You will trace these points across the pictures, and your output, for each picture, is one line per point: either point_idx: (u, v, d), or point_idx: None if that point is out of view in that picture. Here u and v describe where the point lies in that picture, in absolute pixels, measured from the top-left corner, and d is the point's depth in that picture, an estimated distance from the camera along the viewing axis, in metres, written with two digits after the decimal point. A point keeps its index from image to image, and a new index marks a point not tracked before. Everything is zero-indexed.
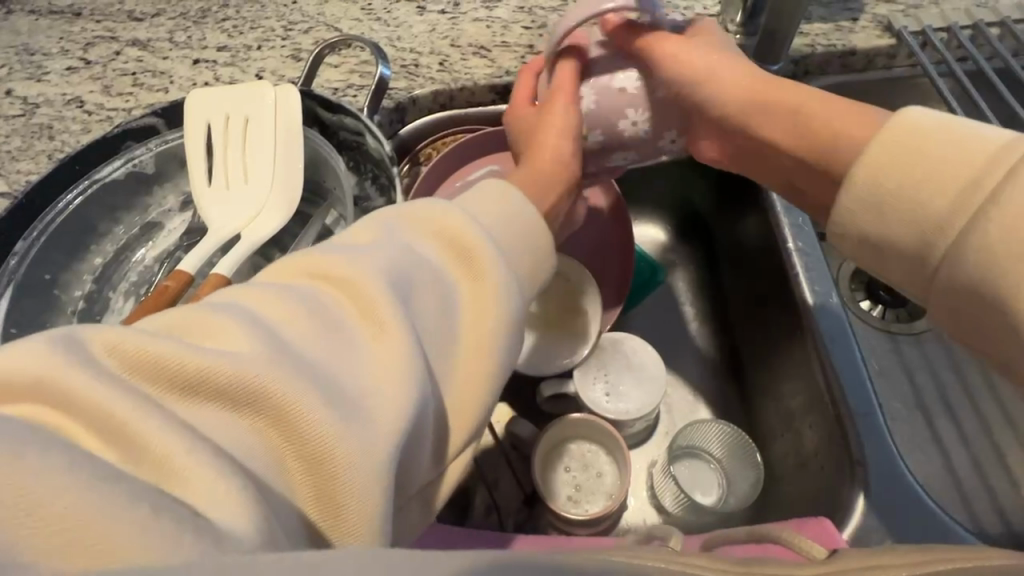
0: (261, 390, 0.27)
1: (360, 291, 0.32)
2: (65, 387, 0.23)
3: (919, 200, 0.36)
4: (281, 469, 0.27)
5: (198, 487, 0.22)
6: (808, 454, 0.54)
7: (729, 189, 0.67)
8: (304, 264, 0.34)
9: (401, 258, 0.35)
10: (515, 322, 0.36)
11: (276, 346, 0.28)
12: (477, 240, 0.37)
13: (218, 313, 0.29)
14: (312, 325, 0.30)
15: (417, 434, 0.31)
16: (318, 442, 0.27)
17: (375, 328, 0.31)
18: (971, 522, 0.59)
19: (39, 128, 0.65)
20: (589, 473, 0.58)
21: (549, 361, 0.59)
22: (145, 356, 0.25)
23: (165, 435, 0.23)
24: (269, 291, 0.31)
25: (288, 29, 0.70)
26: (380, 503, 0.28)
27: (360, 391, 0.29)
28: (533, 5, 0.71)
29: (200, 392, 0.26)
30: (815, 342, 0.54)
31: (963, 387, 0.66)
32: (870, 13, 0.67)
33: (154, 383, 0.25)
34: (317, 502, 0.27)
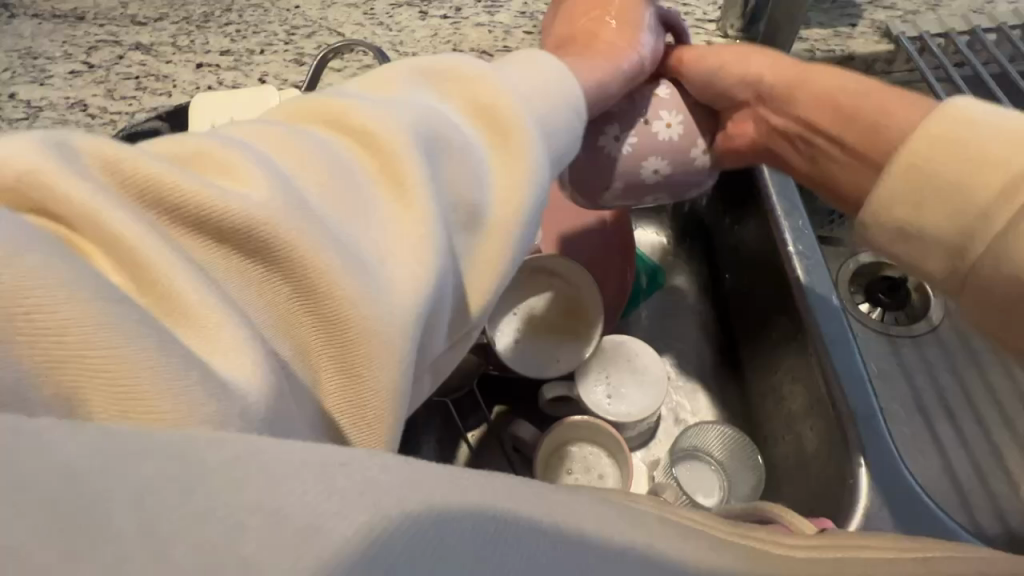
0: (280, 235, 0.26)
1: (381, 149, 0.31)
2: (63, 206, 0.23)
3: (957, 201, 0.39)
4: (290, 318, 0.27)
5: (210, 334, 0.23)
6: (809, 456, 0.55)
7: (731, 192, 0.67)
8: (323, 109, 0.33)
9: (425, 114, 0.33)
10: (535, 201, 0.36)
11: (293, 196, 0.27)
12: (505, 108, 0.36)
13: (227, 143, 0.28)
14: (327, 178, 0.29)
15: (437, 304, 0.31)
16: (339, 296, 0.27)
17: (395, 189, 0.31)
18: (971, 524, 0.59)
19: (43, 131, 0.65)
20: (591, 475, 0.58)
21: (551, 363, 0.60)
22: (149, 184, 0.25)
23: (173, 268, 0.23)
24: (282, 132, 0.30)
25: (290, 33, 0.71)
26: (389, 364, 0.29)
27: (375, 253, 0.29)
28: (534, 11, 0.71)
29: (210, 230, 0.26)
30: (815, 345, 0.54)
31: (962, 389, 0.67)
32: (868, 18, 0.67)
33: (159, 215, 0.25)
34: (325, 355, 0.28)
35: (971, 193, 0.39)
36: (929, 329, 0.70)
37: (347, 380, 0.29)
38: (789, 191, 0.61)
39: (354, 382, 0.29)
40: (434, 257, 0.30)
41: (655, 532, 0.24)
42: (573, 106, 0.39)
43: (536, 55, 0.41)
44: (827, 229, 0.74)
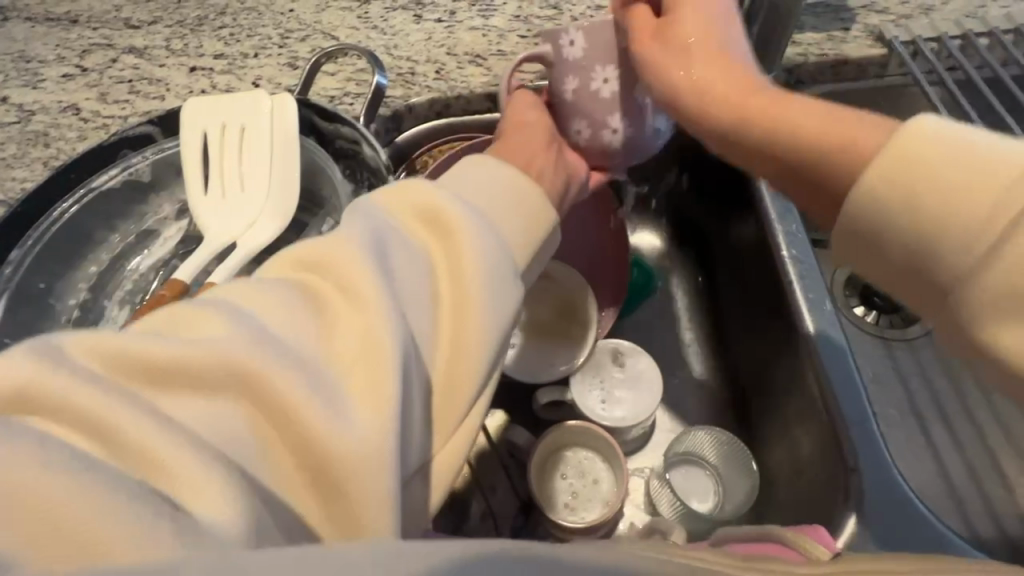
0: (242, 372, 0.28)
1: (339, 273, 0.33)
2: (48, 392, 0.25)
3: (938, 232, 0.31)
4: (267, 450, 0.28)
5: (176, 477, 0.23)
6: (804, 463, 0.54)
7: (726, 196, 0.67)
8: (289, 258, 0.35)
9: (377, 235, 0.35)
10: (498, 289, 0.36)
11: (256, 334, 0.29)
12: (447, 209, 0.37)
13: (200, 305, 0.31)
14: (288, 312, 0.31)
15: (405, 405, 0.31)
16: (301, 420, 0.28)
17: (351, 306, 0.32)
18: (966, 528, 0.59)
19: (35, 135, 0.64)
20: (586, 480, 0.58)
21: (546, 368, 0.59)
22: (129, 354, 0.27)
23: (143, 424, 0.24)
24: (248, 285, 0.33)
25: (284, 37, 0.71)
26: (372, 482, 0.28)
27: (336, 374, 0.30)
28: (529, 14, 0.71)
29: (184, 384, 0.27)
30: (808, 350, 0.54)
31: (957, 393, 0.67)
32: (861, 23, 0.67)
33: (140, 382, 0.27)
34: (305, 484, 0.28)
35: (943, 239, 0.31)
36: (924, 332, 0.70)
37: (333, 504, 0.28)
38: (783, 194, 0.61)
39: (343, 502, 0.28)
40: (391, 362, 0.30)
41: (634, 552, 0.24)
42: (533, 196, 0.41)
43: (471, 163, 0.43)
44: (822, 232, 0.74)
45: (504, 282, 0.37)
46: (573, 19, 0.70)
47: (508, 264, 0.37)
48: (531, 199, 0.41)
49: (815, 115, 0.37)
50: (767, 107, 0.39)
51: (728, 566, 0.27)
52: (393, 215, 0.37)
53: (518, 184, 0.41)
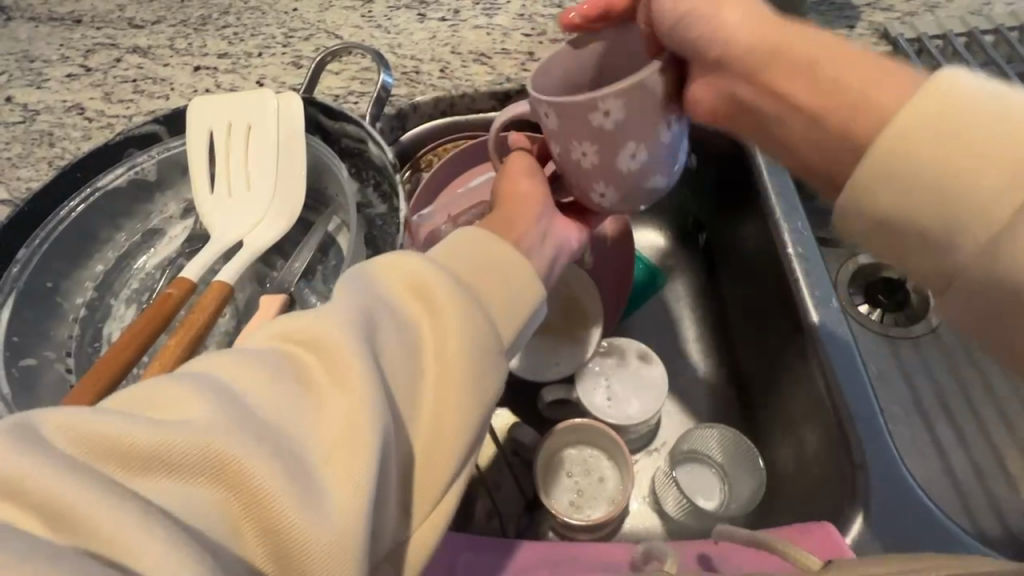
0: (217, 462, 0.26)
1: (325, 351, 0.32)
2: (8, 469, 0.23)
3: (961, 196, 0.32)
4: (238, 540, 0.26)
5: (142, 556, 0.21)
6: (809, 459, 0.54)
7: (730, 194, 0.67)
8: (279, 326, 0.34)
9: (366, 309, 0.34)
10: (481, 368, 0.35)
11: (233, 417, 0.28)
12: (437, 281, 0.36)
13: (179, 380, 0.29)
14: (270, 392, 0.30)
15: (381, 487, 0.30)
16: (275, 510, 0.27)
17: (333, 386, 0.31)
18: (970, 524, 0.59)
19: (40, 135, 0.65)
20: (592, 478, 0.58)
21: (551, 367, 0.60)
22: (99, 432, 0.25)
23: (111, 508, 0.22)
24: (233, 357, 0.31)
25: (289, 36, 0.71)
26: (341, 571, 0.27)
27: (312, 457, 0.28)
28: (533, 13, 0.71)
29: (156, 466, 0.26)
30: (815, 347, 0.54)
31: (962, 391, 0.67)
32: (866, 20, 0.67)
33: (108, 463, 0.25)
34: (277, 574, 0.27)
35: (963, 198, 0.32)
36: (928, 330, 0.70)
37: None
38: (789, 193, 0.61)
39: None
40: (370, 452, 0.29)
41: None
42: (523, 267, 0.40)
43: (456, 232, 0.41)
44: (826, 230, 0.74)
45: (492, 357, 0.35)
46: None
47: (495, 338, 0.36)
48: (520, 261, 0.40)
49: (838, 62, 0.38)
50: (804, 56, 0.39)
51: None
52: (384, 284, 0.36)
53: (505, 249, 0.40)
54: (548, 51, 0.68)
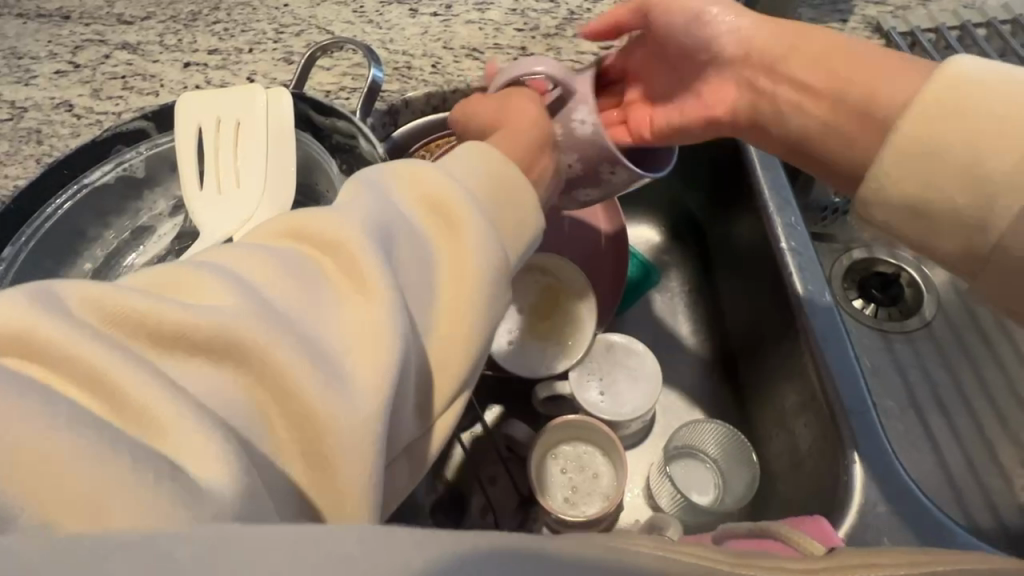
0: (244, 344, 0.27)
1: (341, 250, 0.32)
2: (43, 338, 0.23)
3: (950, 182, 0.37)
4: (262, 422, 0.27)
5: (178, 439, 0.23)
6: (803, 454, 0.54)
7: (723, 189, 0.67)
8: (288, 224, 0.33)
9: (377, 215, 0.34)
10: (497, 279, 0.35)
11: (259, 306, 0.28)
12: (454, 200, 0.36)
13: (197, 268, 0.29)
14: (293, 285, 0.30)
15: (402, 385, 0.31)
16: (302, 394, 0.27)
17: (353, 285, 0.31)
18: (963, 516, 0.59)
19: (28, 132, 0.64)
20: (586, 474, 0.58)
21: (542, 365, 0.59)
22: (122, 312, 0.26)
23: (141, 385, 0.23)
24: (250, 251, 0.31)
25: (279, 31, 0.70)
26: (362, 458, 0.28)
27: (338, 347, 0.29)
28: (525, 7, 0.71)
29: (185, 345, 0.26)
30: (809, 343, 0.54)
31: (955, 384, 0.67)
32: (858, 14, 0.67)
33: (136, 339, 0.26)
34: (299, 455, 0.28)
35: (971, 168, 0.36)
36: (922, 324, 0.70)
37: (321, 479, 0.28)
38: (784, 189, 0.61)
39: (329, 477, 0.28)
40: (394, 346, 0.30)
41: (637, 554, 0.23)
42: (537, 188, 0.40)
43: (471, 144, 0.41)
44: (820, 226, 0.74)
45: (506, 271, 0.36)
46: (570, 14, 0.70)
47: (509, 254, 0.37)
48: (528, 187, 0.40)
49: (861, 63, 0.45)
50: (817, 54, 0.47)
51: (721, 562, 0.26)
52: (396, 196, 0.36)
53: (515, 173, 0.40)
54: (541, 47, 0.68)
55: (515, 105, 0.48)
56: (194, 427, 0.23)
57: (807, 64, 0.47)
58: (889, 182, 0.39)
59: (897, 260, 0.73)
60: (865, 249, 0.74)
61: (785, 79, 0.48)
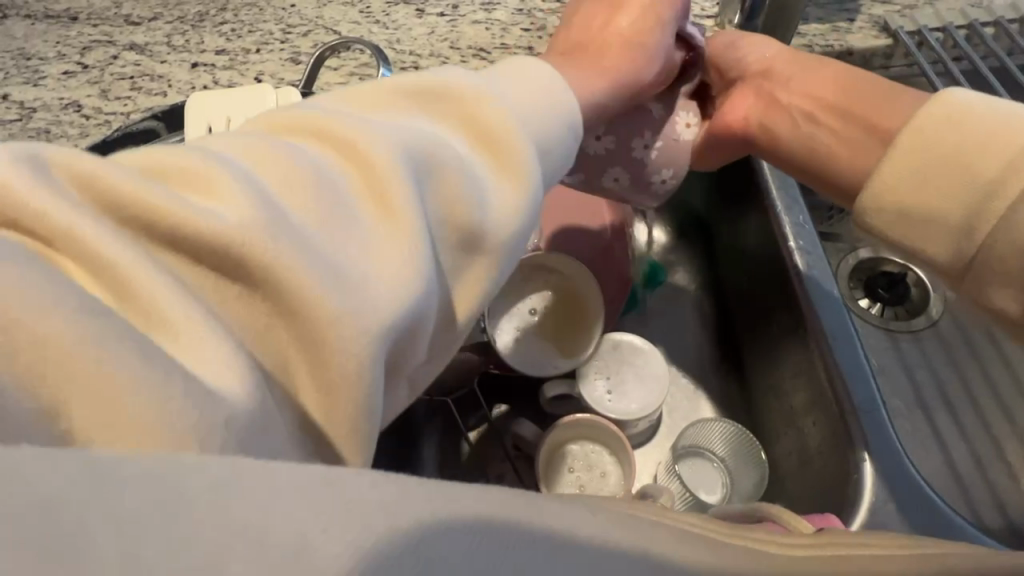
0: (261, 254, 0.26)
1: (369, 167, 0.31)
2: (49, 224, 0.23)
3: (947, 190, 0.41)
4: (270, 332, 0.27)
5: (191, 348, 0.23)
6: (812, 452, 0.54)
7: (729, 189, 0.67)
8: (317, 127, 0.32)
9: (410, 130, 0.33)
10: (523, 226, 0.36)
11: (277, 216, 0.27)
12: (494, 134, 0.35)
13: (210, 162, 0.28)
14: (320, 200, 0.29)
15: (417, 313, 0.31)
16: (317, 312, 0.27)
17: (379, 209, 0.31)
18: (971, 516, 0.59)
19: (37, 132, 0.64)
20: (593, 473, 0.58)
21: (549, 363, 0.59)
22: (131, 201, 0.25)
23: (156, 282, 0.23)
24: (276, 149, 0.30)
25: (286, 32, 0.70)
26: (367, 377, 0.28)
27: (359, 269, 0.29)
28: (532, 8, 0.71)
29: (196, 245, 0.26)
30: (818, 341, 0.54)
31: (962, 383, 0.67)
32: (866, 13, 0.67)
33: (143, 234, 0.25)
34: (301, 366, 0.28)
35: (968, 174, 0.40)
36: (928, 324, 0.70)
37: (323, 395, 0.28)
38: (791, 188, 0.61)
39: (331, 397, 0.28)
40: (414, 278, 0.30)
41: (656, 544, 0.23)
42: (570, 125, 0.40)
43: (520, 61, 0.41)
44: (826, 226, 0.74)
45: (530, 213, 0.36)
46: None
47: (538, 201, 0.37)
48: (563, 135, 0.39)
49: (867, 86, 0.50)
50: (830, 76, 0.52)
51: (724, 533, 0.27)
52: (434, 119, 0.36)
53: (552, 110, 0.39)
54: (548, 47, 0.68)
55: (643, 29, 0.50)
56: (204, 335, 0.24)
57: (819, 83, 0.52)
58: (886, 191, 0.43)
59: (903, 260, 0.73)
60: (871, 249, 0.74)
61: (809, 99, 0.52)
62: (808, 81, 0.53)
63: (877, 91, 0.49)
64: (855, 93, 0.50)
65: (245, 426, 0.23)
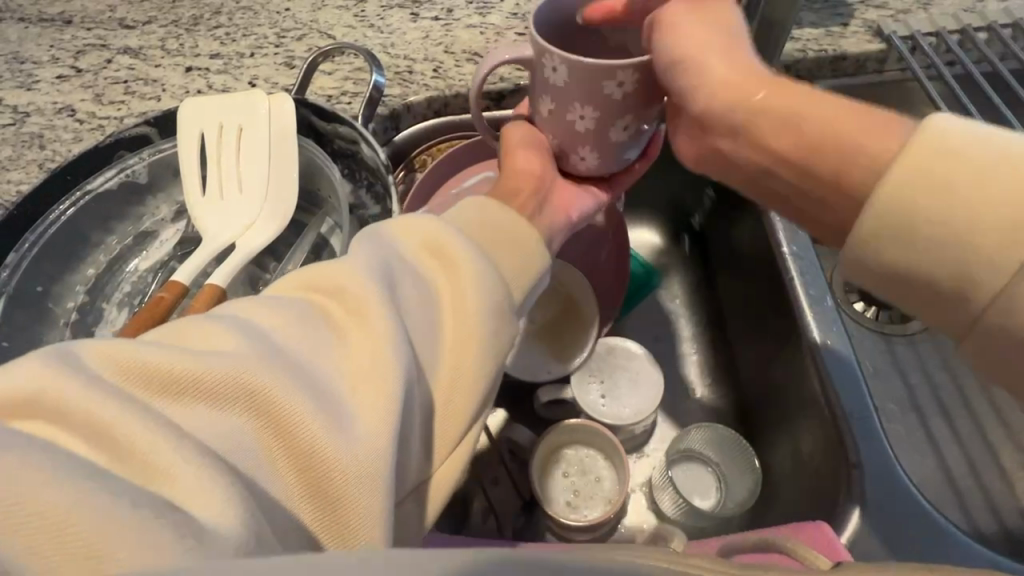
0: (249, 393, 0.27)
1: (345, 295, 0.33)
2: (57, 393, 0.24)
3: (948, 260, 0.30)
4: (272, 466, 0.27)
5: (181, 480, 0.23)
6: (804, 457, 0.55)
7: (723, 193, 0.67)
8: (298, 278, 0.34)
9: (382, 253, 0.35)
10: (506, 314, 0.36)
11: (263, 351, 0.28)
12: (455, 240, 0.36)
13: (206, 322, 0.30)
14: (300, 331, 0.30)
15: (406, 419, 0.31)
16: (310, 438, 0.27)
17: (359, 329, 0.31)
18: (965, 520, 0.59)
19: (30, 137, 0.64)
20: (588, 478, 0.58)
21: (542, 368, 0.59)
22: (132, 362, 0.26)
23: (149, 433, 0.24)
24: (257, 303, 0.32)
25: (281, 36, 0.70)
26: (371, 496, 0.28)
27: (342, 390, 0.29)
28: (527, 12, 0.71)
29: (190, 393, 0.26)
30: (808, 346, 0.54)
31: (957, 386, 0.67)
32: (859, 18, 0.67)
33: (145, 391, 0.26)
34: (306, 500, 0.27)
35: (978, 244, 0.29)
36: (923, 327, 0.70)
37: (332, 524, 0.28)
38: None
39: (340, 523, 0.28)
40: (398, 384, 0.30)
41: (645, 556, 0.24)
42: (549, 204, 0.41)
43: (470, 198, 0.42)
44: None
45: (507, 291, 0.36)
46: None
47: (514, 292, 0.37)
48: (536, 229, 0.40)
49: (836, 109, 0.35)
50: (784, 103, 0.36)
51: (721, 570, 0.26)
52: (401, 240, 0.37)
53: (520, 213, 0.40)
54: None
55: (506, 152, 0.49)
56: (197, 462, 0.23)
57: (775, 120, 0.36)
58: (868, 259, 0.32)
59: None
60: None
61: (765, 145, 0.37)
62: (770, 114, 0.36)
63: (862, 118, 0.34)
64: (838, 114, 0.34)
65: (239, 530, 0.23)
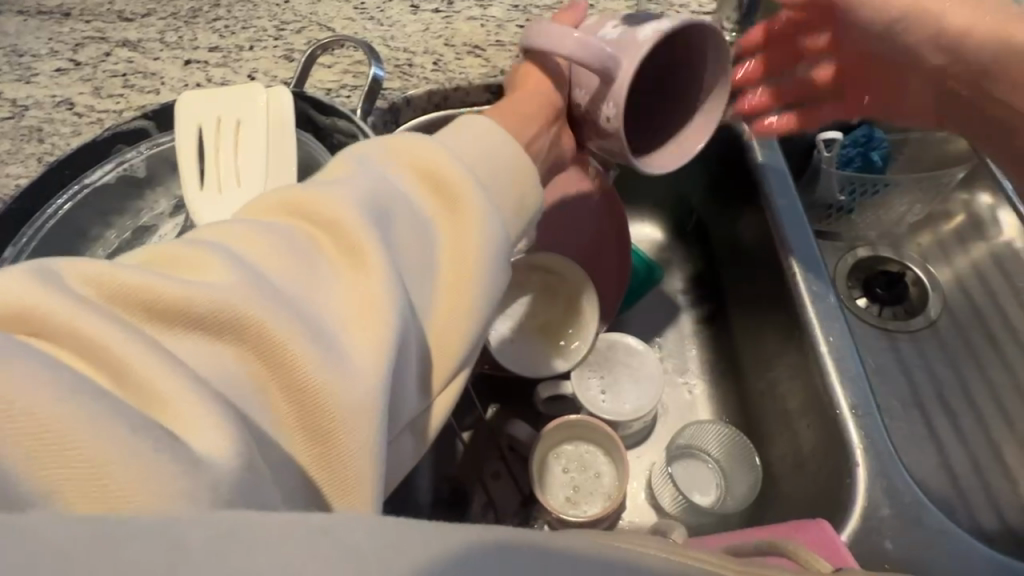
0: (241, 322, 0.26)
1: (335, 225, 0.31)
2: (47, 312, 0.23)
3: None
4: (265, 396, 0.27)
5: (177, 408, 0.23)
6: (806, 454, 0.54)
7: (727, 189, 0.66)
8: (287, 201, 0.33)
9: (377, 184, 0.34)
10: (499, 261, 0.35)
11: (255, 282, 0.27)
12: (455, 176, 0.35)
13: (194, 246, 0.29)
14: (291, 261, 0.29)
15: (399, 360, 0.30)
16: (301, 369, 0.27)
17: (353, 266, 0.31)
18: (967, 518, 0.59)
19: (28, 130, 0.64)
20: (587, 474, 0.58)
21: (544, 362, 0.59)
22: (121, 288, 0.25)
23: (142, 360, 0.23)
24: (246, 228, 0.31)
25: (280, 28, 0.69)
26: (362, 430, 0.28)
27: (335, 322, 0.29)
28: (528, 3, 0.70)
29: (183, 320, 0.26)
30: (812, 337, 0.54)
31: (960, 383, 0.67)
32: None
33: (134, 313, 0.25)
34: (298, 427, 0.28)
35: None
36: (927, 324, 0.70)
37: (323, 451, 0.28)
38: (787, 188, 0.60)
39: (332, 453, 0.28)
40: (391, 322, 0.30)
41: (643, 553, 0.24)
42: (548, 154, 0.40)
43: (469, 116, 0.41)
44: (826, 224, 0.72)
45: (503, 236, 0.36)
46: None
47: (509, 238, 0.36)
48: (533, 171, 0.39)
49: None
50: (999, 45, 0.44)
51: (717, 566, 0.26)
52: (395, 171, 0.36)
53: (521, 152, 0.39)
54: None
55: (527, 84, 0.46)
56: (191, 392, 0.23)
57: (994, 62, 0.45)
58: None
59: (902, 259, 0.73)
60: (870, 248, 0.73)
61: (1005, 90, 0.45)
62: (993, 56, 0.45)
63: None
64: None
65: (231, 486, 0.22)
